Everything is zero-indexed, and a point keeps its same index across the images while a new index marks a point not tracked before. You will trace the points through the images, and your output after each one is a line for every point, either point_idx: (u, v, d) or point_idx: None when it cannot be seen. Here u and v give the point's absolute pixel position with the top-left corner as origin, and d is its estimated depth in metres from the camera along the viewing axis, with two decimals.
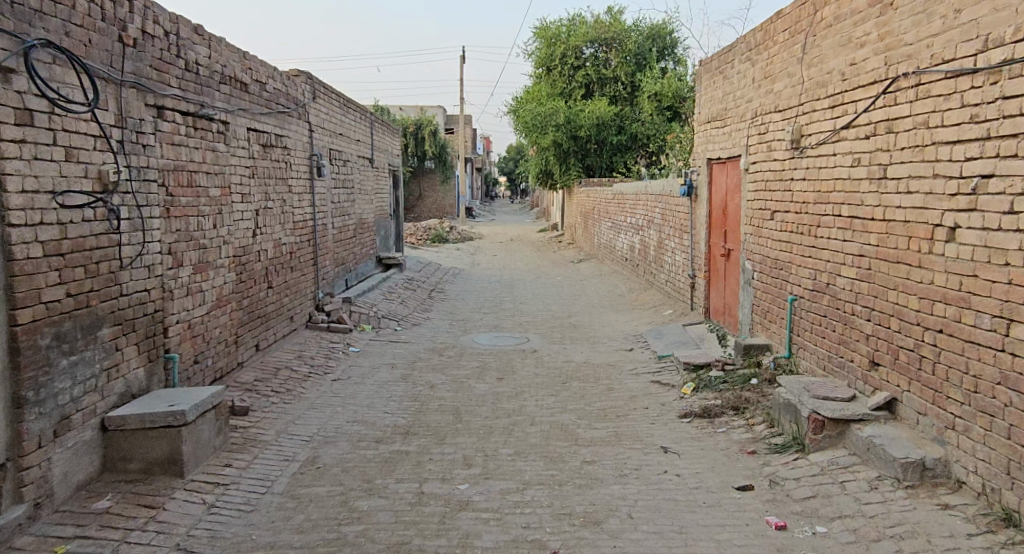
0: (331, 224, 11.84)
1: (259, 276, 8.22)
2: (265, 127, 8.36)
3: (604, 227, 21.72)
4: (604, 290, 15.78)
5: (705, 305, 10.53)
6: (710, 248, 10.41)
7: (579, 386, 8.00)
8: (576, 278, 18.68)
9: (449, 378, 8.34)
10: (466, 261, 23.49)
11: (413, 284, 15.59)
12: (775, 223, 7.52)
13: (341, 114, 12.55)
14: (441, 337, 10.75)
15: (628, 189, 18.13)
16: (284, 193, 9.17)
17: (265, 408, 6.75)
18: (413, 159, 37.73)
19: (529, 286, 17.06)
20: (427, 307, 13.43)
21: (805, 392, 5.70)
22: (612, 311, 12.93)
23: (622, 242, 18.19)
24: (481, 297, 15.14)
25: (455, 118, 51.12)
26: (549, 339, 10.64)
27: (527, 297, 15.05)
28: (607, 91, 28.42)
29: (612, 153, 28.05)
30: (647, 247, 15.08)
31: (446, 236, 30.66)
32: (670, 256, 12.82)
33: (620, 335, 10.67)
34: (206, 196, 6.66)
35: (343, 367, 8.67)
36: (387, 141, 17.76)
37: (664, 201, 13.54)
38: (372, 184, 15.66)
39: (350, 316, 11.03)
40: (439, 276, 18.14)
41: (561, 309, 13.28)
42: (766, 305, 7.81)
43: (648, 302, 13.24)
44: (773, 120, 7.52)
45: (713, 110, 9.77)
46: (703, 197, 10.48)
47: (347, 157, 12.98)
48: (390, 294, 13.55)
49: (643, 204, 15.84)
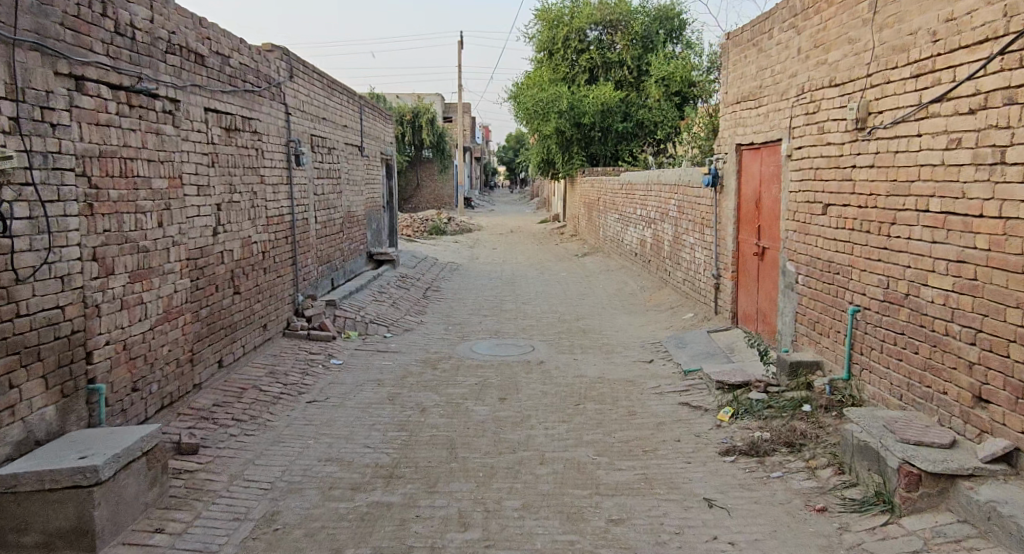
0: (314, 219, 10.69)
1: (225, 281, 7.09)
2: (232, 109, 7.21)
3: (610, 219, 20.54)
4: (613, 288, 14.63)
5: (733, 309, 9.44)
6: (738, 246, 9.31)
7: (595, 409, 6.86)
8: (581, 274, 17.54)
9: (444, 398, 7.20)
10: (465, 255, 22.33)
11: (406, 282, 14.43)
12: (829, 219, 6.45)
13: (326, 97, 11.40)
14: (436, 346, 9.61)
15: (637, 178, 16.97)
16: (255, 184, 8.03)
17: (222, 442, 5.61)
18: (410, 148, 36.49)
19: (532, 283, 15.90)
20: (421, 310, 12.27)
21: (887, 433, 4.58)
22: (624, 314, 11.77)
23: (631, 236, 17.03)
24: (481, 297, 14.00)
25: (453, 107, 49.95)
26: (557, 347, 9.51)
27: (530, 297, 13.90)
28: (612, 76, 27.21)
29: (617, 141, 26.92)
30: (661, 242, 13.92)
31: (444, 228, 29.47)
32: (688, 253, 11.70)
33: (636, 344, 9.52)
34: (148, 188, 5.49)
35: (323, 385, 7.52)
36: (379, 127, 16.58)
37: (681, 192, 12.40)
38: (362, 174, 14.49)
39: (335, 322, 9.89)
40: (435, 273, 16.98)
41: (569, 312, 12.15)
42: (816, 315, 6.75)
43: (663, 303, 12.10)
44: (826, 97, 6.44)
45: (745, 88, 8.62)
46: (730, 190, 9.36)
47: (333, 144, 11.85)
48: (381, 295, 12.40)
49: (656, 195, 14.67)
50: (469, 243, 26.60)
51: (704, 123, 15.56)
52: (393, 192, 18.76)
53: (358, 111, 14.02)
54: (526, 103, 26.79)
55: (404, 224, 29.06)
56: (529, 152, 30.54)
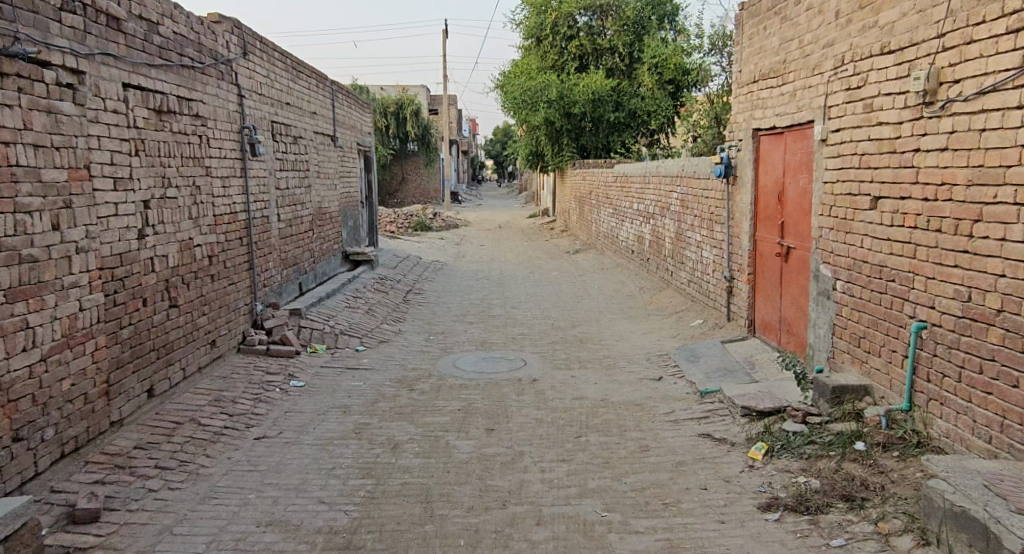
0: (275, 216, 9.53)
1: (157, 292, 5.93)
2: (163, 89, 6.05)
3: (604, 213, 19.48)
4: (609, 289, 13.56)
5: (750, 315, 8.37)
6: (756, 245, 8.22)
7: (600, 444, 5.76)
8: (574, 273, 16.46)
9: (421, 431, 6.09)
10: (451, 253, 21.24)
11: (386, 285, 13.30)
12: (878, 214, 5.38)
13: (288, 80, 10.24)
14: (415, 361, 8.49)
15: (633, 170, 15.89)
16: (198, 176, 6.86)
17: (136, 501, 4.46)
18: (394, 141, 35.28)
19: (522, 283, 14.80)
20: (401, 316, 11.14)
21: (994, 498, 3.59)
22: (625, 321, 10.69)
23: (627, 232, 15.98)
24: (467, 300, 12.90)
25: (438, 99, 48.78)
26: (551, 362, 8.41)
27: (520, 300, 12.81)
28: (604, 64, 26.18)
29: (609, 132, 25.87)
30: (661, 239, 12.86)
31: (429, 225, 28.38)
32: (694, 252, 10.64)
33: (641, 357, 8.42)
34: (34, 179, 4.38)
35: (278, 414, 6.38)
36: (355, 116, 15.39)
37: (684, 184, 11.32)
38: (336, 166, 13.33)
39: (300, 334, 8.73)
40: (418, 273, 15.85)
41: (563, 317, 11.06)
42: (861, 330, 5.68)
43: (667, 308, 11.02)
44: (875, 67, 5.38)
45: (767, 65, 7.53)
46: (746, 182, 8.27)
47: (298, 133, 10.70)
48: (356, 300, 11.25)
49: (656, 187, 13.59)
50: (455, 240, 25.48)
51: (705, 110, 14.51)
52: (372, 186, 17.58)
53: (328, 97, 12.85)
54: (513, 92, 25.69)
55: (387, 219, 27.90)
56: (517, 144, 29.42)
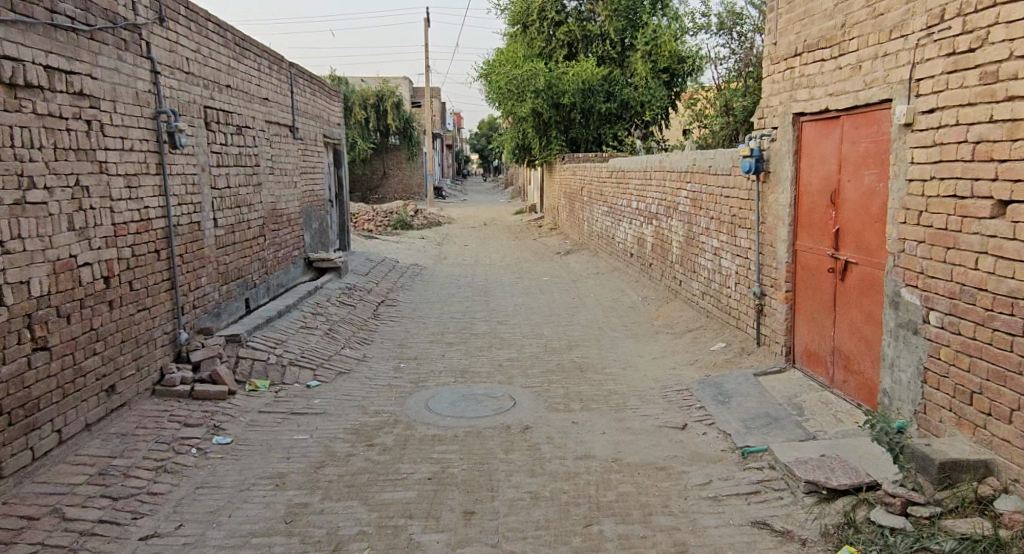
0: (209, 220, 7.92)
1: (12, 331, 4.63)
2: (22, 55, 4.85)
3: (597, 212, 18.01)
4: (608, 299, 12.08)
5: (787, 342, 6.81)
6: (797, 256, 6.66)
7: (618, 541, 4.23)
8: (567, 278, 14.97)
9: (376, 519, 4.54)
10: (432, 254, 19.71)
11: (354, 296, 11.68)
12: (1010, 224, 3.92)
13: (227, 58, 8.65)
14: (379, 402, 6.91)
15: (631, 165, 14.43)
16: (84, 173, 5.49)
17: None
18: (375, 135, 33.55)
19: (509, 291, 13.27)
20: (368, 337, 9.54)
21: None
22: (630, 343, 9.15)
23: (626, 232, 14.57)
24: (447, 313, 11.34)
25: (421, 92, 47.11)
26: (546, 401, 6.88)
27: (508, 313, 11.27)
28: (594, 51, 24.74)
29: (599, 123, 24.52)
30: (668, 243, 11.38)
31: (410, 222, 26.82)
32: (709, 261, 9.13)
33: (657, 393, 6.87)
34: None
35: (184, 492, 4.79)
36: (320, 104, 13.73)
37: (695, 180, 9.83)
38: (295, 160, 11.70)
39: (236, 367, 7.17)
40: (393, 280, 14.26)
41: (558, 338, 9.52)
42: (975, 384, 4.12)
43: (677, 327, 9.49)
44: (1004, 20, 3.94)
45: (818, 31, 6.00)
46: (785, 179, 6.71)
47: (242, 121, 9.07)
48: (314, 317, 9.62)
49: (659, 183, 12.14)
50: (438, 239, 23.86)
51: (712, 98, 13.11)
52: (342, 182, 15.92)
53: (285, 81, 11.23)
54: (499, 81, 24.10)
55: (367, 217, 26.34)
56: (502, 137, 27.81)
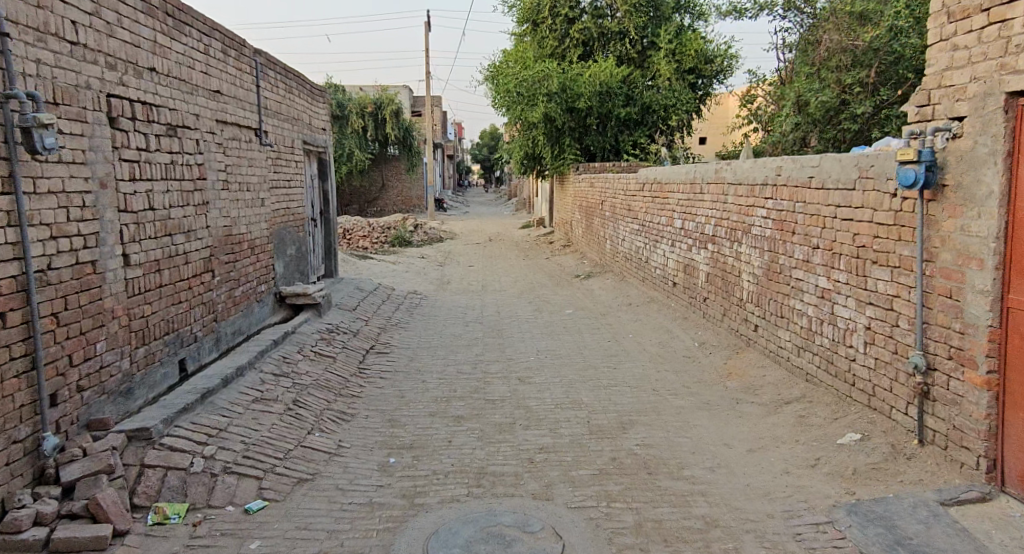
0: (117, 257, 5.44)
1: None
2: None
3: (624, 229, 15.66)
4: (654, 345, 9.72)
5: (989, 452, 4.45)
6: (1006, 320, 4.33)
7: None
8: (594, 310, 12.64)
9: None
10: (434, 277, 17.38)
11: (336, 342, 9.26)
12: None
13: (152, 30, 6.17)
14: (353, 545, 4.50)
15: (673, 176, 12.09)
16: None
17: None
18: (373, 145, 31.24)
19: (529, 330, 10.92)
20: (351, 409, 7.10)
21: None
22: (706, 420, 6.71)
23: (667, 256, 12.28)
24: (454, 365, 8.97)
25: (421, 101, 44.94)
26: (612, 541, 4.49)
27: (531, 365, 8.89)
28: (612, 50, 22.51)
29: (618, 129, 22.27)
30: (735, 275, 9.00)
31: (409, 238, 24.54)
32: (816, 307, 6.71)
33: (782, 531, 4.44)
34: None
35: None
36: (299, 103, 11.32)
37: (784, 196, 7.45)
38: (263, 172, 9.29)
39: (138, 484, 4.67)
40: (389, 315, 11.90)
41: (604, 411, 7.09)
42: None
43: (767, 396, 7.04)
44: None
45: None
46: (987, 198, 4.36)
47: (178, 118, 6.65)
48: (277, 379, 7.19)
49: (717, 198, 9.84)
50: (440, 258, 21.47)
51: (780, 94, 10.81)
52: (328, 197, 13.51)
53: (250, 71, 8.81)
54: (507, 84, 21.77)
55: (362, 233, 24.03)
56: (510, 146, 25.40)
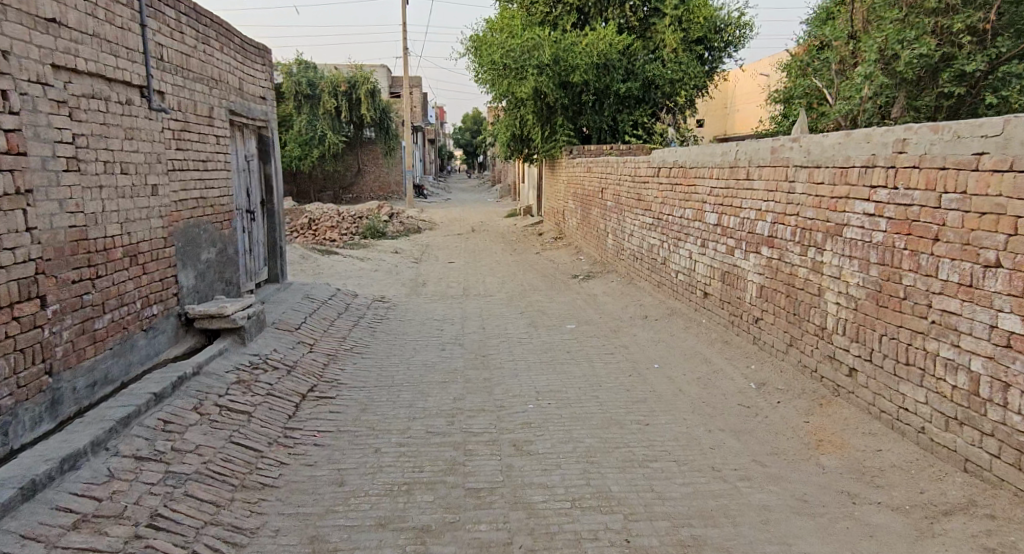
0: None
1: None
2: None
3: (631, 223, 13.17)
4: (694, 384, 7.25)
5: None
6: None
7: None
8: (603, 325, 10.15)
9: None
10: (408, 278, 14.79)
11: (259, 388, 6.63)
12: None
13: None
14: None
15: (701, 158, 9.61)
16: None
17: None
18: (347, 127, 28.48)
19: (525, 357, 8.42)
20: (253, 518, 4.60)
21: None
22: (814, 541, 4.24)
23: (695, 257, 9.78)
24: (421, 420, 6.45)
25: (400, 82, 42.19)
26: None
27: (529, 421, 6.38)
28: (610, 18, 19.83)
29: (616, 107, 19.66)
30: (811, 293, 6.52)
31: (383, 230, 21.88)
32: (992, 361, 4.37)
33: None
34: None
35: None
36: (224, 61, 8.66)
37: (917, 182, 4.92)
38: (153, 147, 6.67)
39: None
40: (344, 335, 9.35)
41: (649, 518, 4.62)
42: None
43: (899, 492, 4.56)
44: None
45: None
46: None
47: None
48: (138, 467, 4.63)
49: (778, 186, 7.32)
50: (417, 253, 18.85)
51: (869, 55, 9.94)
52: (271, 183, 10.84)
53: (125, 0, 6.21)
54: (492, 55, 18.95)
55: (332, 223, 21.38)
56: (494, 127, 22.70)
